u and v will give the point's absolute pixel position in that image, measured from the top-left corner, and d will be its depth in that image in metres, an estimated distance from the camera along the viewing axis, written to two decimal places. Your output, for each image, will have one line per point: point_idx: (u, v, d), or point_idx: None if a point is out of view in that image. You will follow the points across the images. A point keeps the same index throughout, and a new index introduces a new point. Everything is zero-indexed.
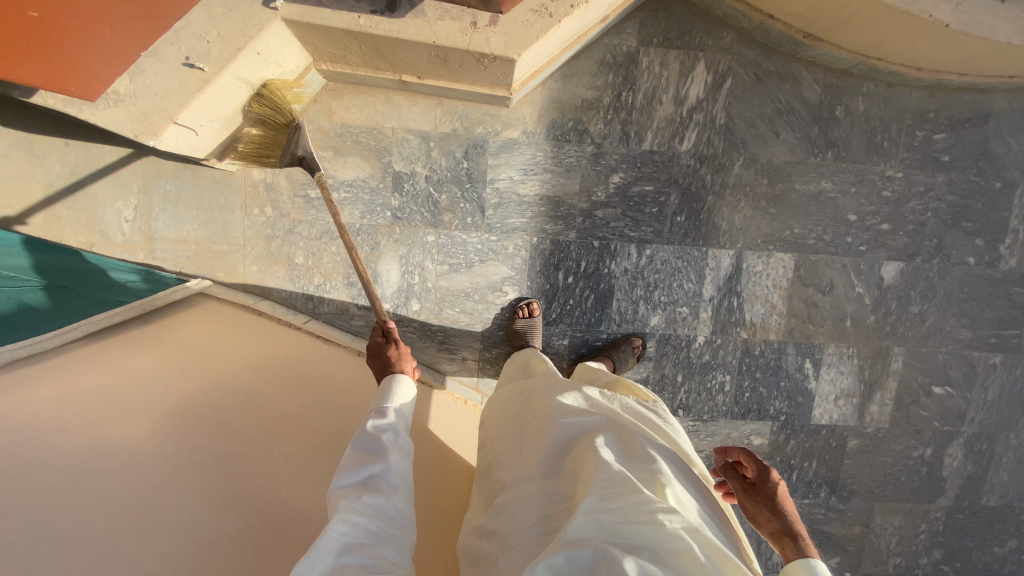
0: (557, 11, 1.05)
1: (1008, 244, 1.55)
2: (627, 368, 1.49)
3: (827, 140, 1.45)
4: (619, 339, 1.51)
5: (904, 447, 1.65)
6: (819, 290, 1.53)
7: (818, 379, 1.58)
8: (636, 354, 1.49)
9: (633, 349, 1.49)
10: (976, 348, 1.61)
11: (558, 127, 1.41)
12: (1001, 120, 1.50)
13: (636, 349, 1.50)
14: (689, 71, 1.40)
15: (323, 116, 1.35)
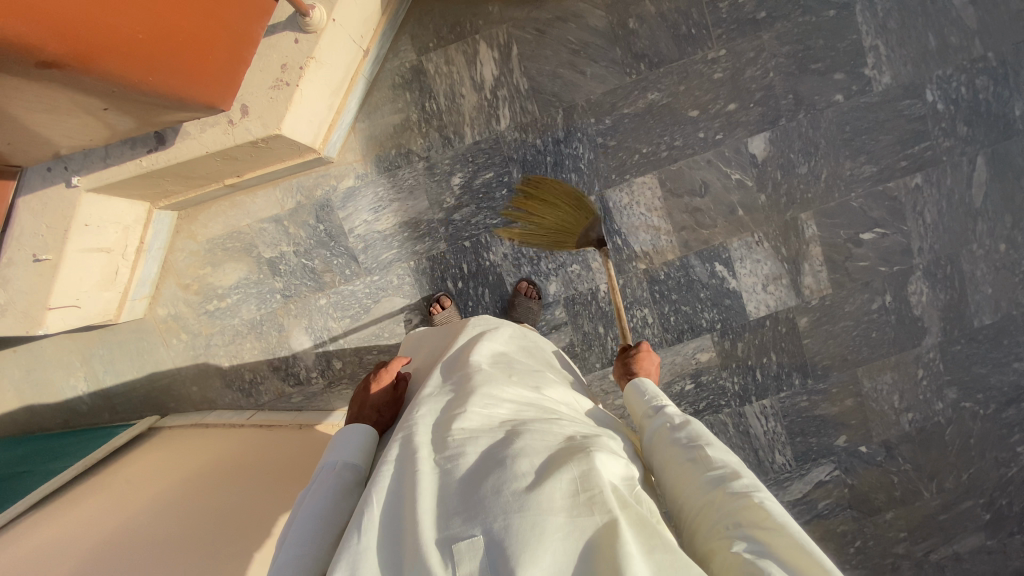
0: (291, 78, 1.12)
1: (873, 64, 1.45)
2: (537, 315, 1.51)
3: (634, 55, 1.44)
4: (512, 295, 1.53)
5: (860, 304, 1.57)
6: (696, 194, 1.51)
7: (737, 276, 1.55)
8: (533, 296, 1.51)
9: (527, 293, 1.52)
10: (889, 178, 1.51)
11: (384, 160, 1.48)
12: None
13: (529, 292, 1.52)
14: (475, 56, 1.43)
15: (190, 241, 1.52)
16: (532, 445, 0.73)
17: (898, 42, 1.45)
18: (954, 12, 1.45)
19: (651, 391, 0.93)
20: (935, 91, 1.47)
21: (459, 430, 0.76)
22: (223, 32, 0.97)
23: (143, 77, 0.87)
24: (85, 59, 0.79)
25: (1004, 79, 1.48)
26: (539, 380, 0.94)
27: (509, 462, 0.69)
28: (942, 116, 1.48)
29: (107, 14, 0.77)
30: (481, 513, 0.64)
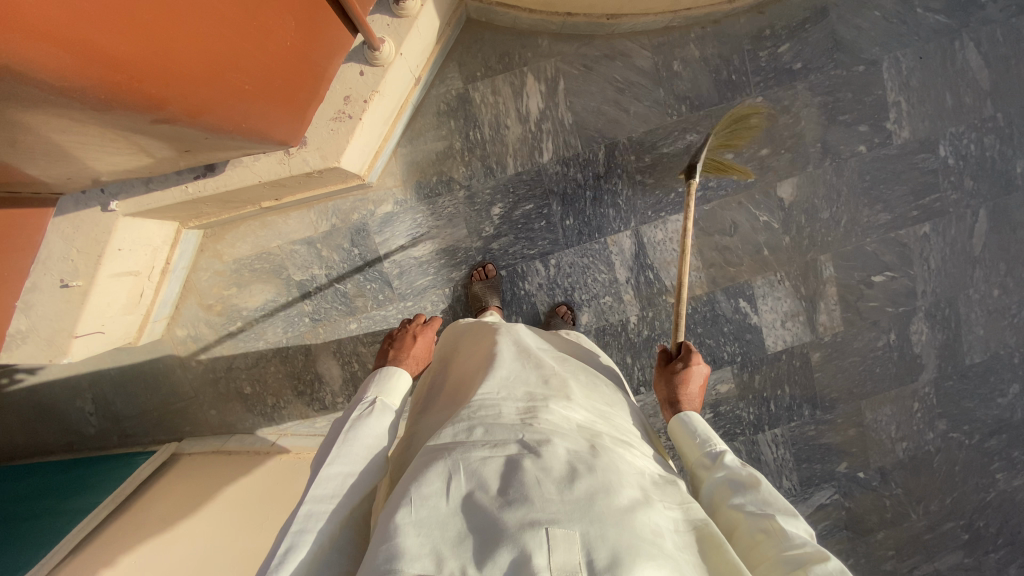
0: (354, 111, 1.09)
1: (894, 119, 1.54)
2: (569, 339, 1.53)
3: (677, 96, 1.47)
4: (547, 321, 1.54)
5: (867, 342, 1.67)
6: (725, 233, 1.56)
7: (758, 312, 1.62)
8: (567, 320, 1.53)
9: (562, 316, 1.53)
10: (901, 226, 1.61)
11: (425, 186, 1.47)
12: (840, 6, 1.48)
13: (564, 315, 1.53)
14: (522, 88, 1.43)
15: (215, 260, 1.46)
16: (615, 463, 0.74)
17: (918, 99, 1.54)
18: (969, 74, 1.55)
19: (702, 429, 0.90)
20: (947, 147, 1.57)
21: (546, 426, 0.76)
22: (311, 70, 0.92)
23: (241, 123, 0.83)
24: (197, 114, 0.74)
25: (1008, 139, 1.59)
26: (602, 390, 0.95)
27: (600, 473, 0.69)
28: (951, 171, 1.59)
29: (222, 70, 0.73)
30: (575, 507, 0.64)
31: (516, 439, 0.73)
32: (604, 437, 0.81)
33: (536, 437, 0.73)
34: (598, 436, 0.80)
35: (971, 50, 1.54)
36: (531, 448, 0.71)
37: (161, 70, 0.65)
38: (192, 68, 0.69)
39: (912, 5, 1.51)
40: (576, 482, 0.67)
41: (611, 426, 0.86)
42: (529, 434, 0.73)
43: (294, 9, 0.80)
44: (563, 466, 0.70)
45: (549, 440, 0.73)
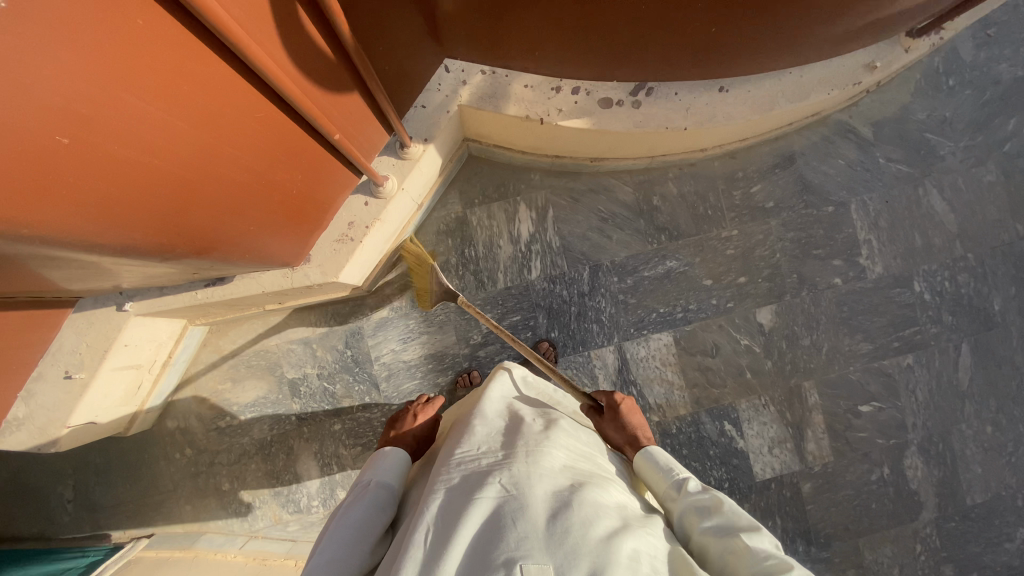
0: (356, 233, 1.21)
1: (867, 255, 1.63)
2: None
3: (656, 227, 1.60)
4: None
5: (860, 474, 1.63)
6: (708, 355, 1.61)
7: (744, 437, 1.61)
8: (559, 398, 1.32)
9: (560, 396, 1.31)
10: (883, 356, 1.63)
11: (420, 295, 1.57)
12: (807, 155, 1.63)
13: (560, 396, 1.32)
14: (514, 213, 1.58)
15: (215, 355, 1.54)
16: (597, 498, 0.78)
17: (888, 238, 1.64)
18: (936, 217, 1.65)
19: (664, 459, 0.99)
20: (922, 283, 1.64)
21: (530, 465, 0.80)
22: (317, 204, 1.03)
23: (244, 251, 0.94)
24: (204, 248, 0.85)
25: (981, 277, 1.66)
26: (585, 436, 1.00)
27: (581, 505, 0.74)
28: (928, 305, 1.64)
29: (228, 219, 0.83)
30: (548, 541, 0.69)
31: (497, 480, 0.77)
32: (589, 476, 0.84)
33: (517, 479, 0.77)
34: (584, 476, 0.83)
35: (936, 195, 1.66)
36: (512, 488, 0.76)
37: (177, 225, 0.76)
38: (204, 222, 0.80)
39: (874, 155, 1.65)
40: (557, 516, 0.71)
41: (595, 465, 0.90)
42: (512, 474, 0.78)
43: (305, 169, 0.92)
44: (544, 502, 0.74)
45: (530, 482, 0.77)
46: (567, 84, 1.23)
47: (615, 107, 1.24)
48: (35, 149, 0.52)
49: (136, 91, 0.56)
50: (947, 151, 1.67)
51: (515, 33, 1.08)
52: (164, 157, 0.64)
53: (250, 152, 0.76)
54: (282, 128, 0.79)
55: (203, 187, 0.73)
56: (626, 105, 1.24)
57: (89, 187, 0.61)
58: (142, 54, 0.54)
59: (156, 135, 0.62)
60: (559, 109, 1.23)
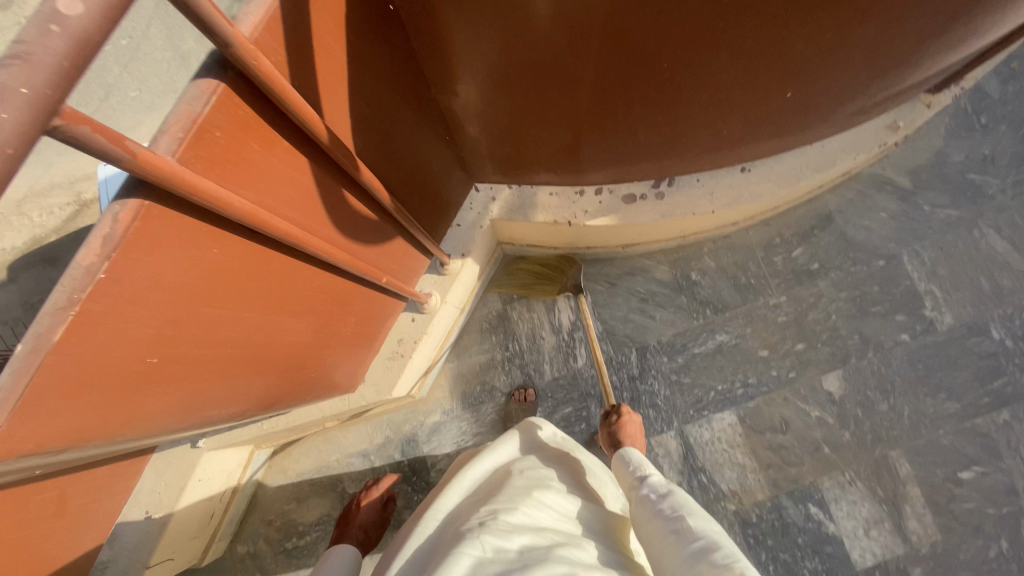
0: (405, 349, 1.26)
1: (931, 306, 1.55)
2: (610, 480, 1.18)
3: (700, 302, 1.59)
4: None
5: (979, 552, 1.44)
6: (777, 430, 1.52)
7: (834, 519, 1.47)
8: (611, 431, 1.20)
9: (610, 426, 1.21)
10: (975, 414, 1.50)
11: (470, 396, 1.58)
12: (844, 211, 1.61)
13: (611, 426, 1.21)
14: (553, 305, 1.61)
15: (280, 475, 1.58)
16: (574, 556, 0.74)
17: (952, 286, 1.55)
18: (1001, 257, 1.56)
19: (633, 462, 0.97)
20: (1000, 329, 1.52)
21: (505, 523, 0.76)
22: (371, 331, 1.09)
23: (307, 396, 1.01)
24: (277, 402, 0.91)
25: None
26: (579, 480, 0.97)
27: (551, 564, 0.70)
28: (1013, 353, 1.51)
29: (294, 376, 0.89)
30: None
31: (473, 537, 0.73)
32: (569, 534, 0.80)
33: (491, 536, 0.72)
34: (564, 533, 0.80)
35: (993, 234, 1.57)
36: (487, 549, 0.71)
37: (256, 390, 0.82)
38: (274, 384, 0.86)
39: (917, 203, 1.60)
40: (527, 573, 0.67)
41: (584, 520, 0.87)
42: (487, 530, 0.74)
43: (359, 313, 0.98)
44: (515, 560, 0.70)
45: (503, 539, 0.73)
46: (589, 187, 1.30)
47: (639, 202, 1.29)
48: (127, 371, 0.60)
49: (207, 300, 0.63)
50: (995, 189, 1.60)
51: (537, 154, 1.20)
52: (234, 342, 0.71)
53: (310, 314, 0.81)
54: (334, 285, 0.84)
55: (270, 354, 0.79)
56: (650, 197, 1.29)
57: (176, 383, 0.67)
58: (216, 271, 0.61)
59: (226, 330, 0.68)
60: (585, 210, 1.30)
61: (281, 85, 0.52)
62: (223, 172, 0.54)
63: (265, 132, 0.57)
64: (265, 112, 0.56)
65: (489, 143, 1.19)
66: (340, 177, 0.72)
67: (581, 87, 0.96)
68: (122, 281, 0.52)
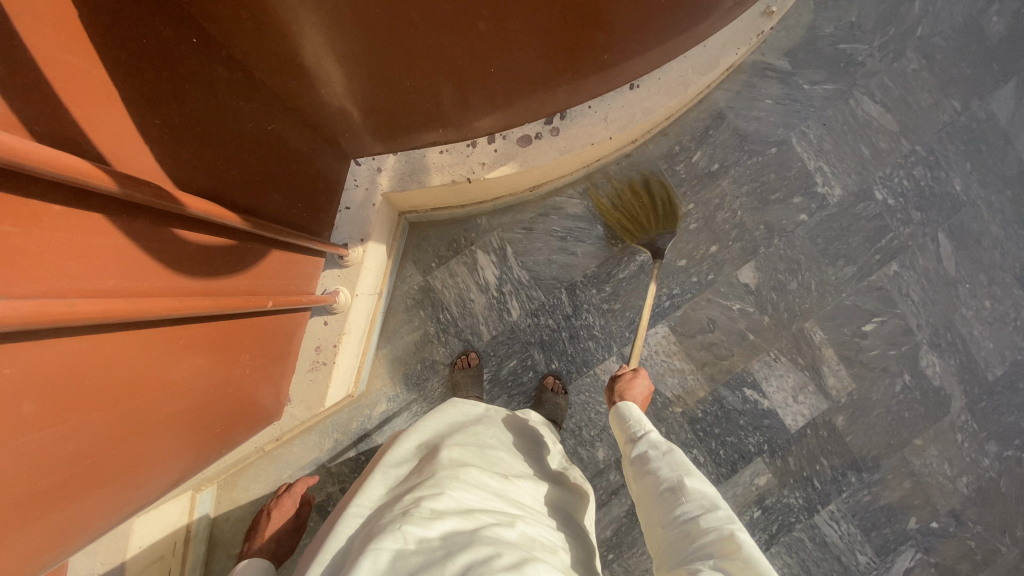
0: (327, 355, 1.17)
1: (822, 181, 1.63)
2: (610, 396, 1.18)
3: (616, 227, 1.58)
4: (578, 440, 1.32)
5: (884, 389, 1.65)
6: (706, 331, 1.60)
7: (767, 395, 1.62)
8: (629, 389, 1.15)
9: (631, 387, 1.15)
10: (870, 273, 1.64)
11: (412, 375, 1.53)
12: (733, 105, 1.61)
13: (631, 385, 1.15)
14: (475, 264, 1.56)
15: (234, 507, 1.48)
16: (502, 535, 0.70)
17: (837, 159, 1.64)
18: (875, 122, 1.65)
19: (635, 417, 1.00)
20: (883, 190, 1.65)
21: (427, 508, 0.71)
22: (272, 354, 0.97)
23: (225, 446, 0.89)
24: (181, 477, 0.79)
25: (936, 163, 1.66)
26: (507, 455, 0.94)
27: (477, 545, 0.66)
28: (895, 209, 1.65)
29: (196, 438, 0.77)
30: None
31: (392, 528, 0.68)
32: (496, 515, 0.76)
33: (411, 525, 0.68)
34: (491, 512, 0.76)
35: (867, 101, 1.65)
36: (407, 540, 0.66)
37: (149, 478, 0.69)
38: (176, 455, 0.73)
39: (797, 83, 1.64)
40: (451, 560, 0.63)
41: (511, 498, 0.83)
42: (408, 519, 0.69)
43: (249, 344, 0.86)
44: (438, 547, 0.66)
45: (426, 526, 0.68)
46: (481, 136, 1.20)
47: (536, 142, 1.21)
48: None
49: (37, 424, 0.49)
50: (864, 56, 1.65)
51: (413, 111, 1.09)
52: (95, 450, 0.57)
53: (181, 373, 0.69)
54: (198, 331, 0.71)
55: (151, 435, 0.66)
56: (546, 135, 1.21)
57: (44, 526, 0.53)
58: (25, 388, 0.47)
59: (77, 443, 0.54)
60: (482, 162, 1.21)
61: (25, 151, 0.39)
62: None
63: (19, 207, 0.45)
64: (7, 181, 0.43)
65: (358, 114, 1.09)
66: (156, 211, 0.60)
67: (421, 15, 0.90)
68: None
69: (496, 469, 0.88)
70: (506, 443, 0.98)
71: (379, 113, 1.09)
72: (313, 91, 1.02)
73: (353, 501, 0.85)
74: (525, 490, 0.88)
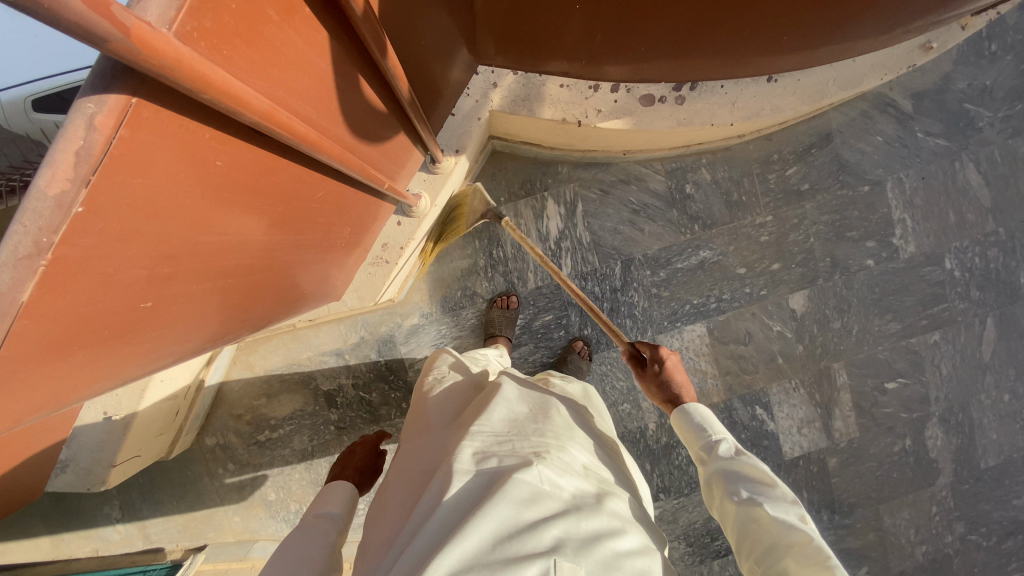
0: (391, 255, 1.17)
1: (900, 235, 1.61)
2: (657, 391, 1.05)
3: (689, 217, 1.56)
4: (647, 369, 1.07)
5: (883, 447, 1.69)
6: (740, 342, 1.61)
7: (775, 419, 1.65)
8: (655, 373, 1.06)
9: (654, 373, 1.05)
10: (911, 335, 1.65)
11: (449, 300, 1.53)
12: (844, 131, 1.57)
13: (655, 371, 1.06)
14: (542, 211, 1.54)
15: (246, 371, 1.50)
16: (622, 512, 0.71)
17: (923, 216, 1.61)
18: (972, 191, 1.62)
19: (699, 418, 0.93)
20: (953, 260, 1.64)
21: (558, 458, 0.72)
22: (343, 237, 0.97)
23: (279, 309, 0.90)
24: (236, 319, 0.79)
25: (1012, 251, 1.65)
26: (597, 423, 0.94)
27: (605, 515, 0.67)
28: (957, 282, 1.65)
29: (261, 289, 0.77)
30: (582, 549, 0.61)
31: (530, 464, 0.68)
32: (606, 483, 0.77)
33: (548, 469, 0.69)
34: (604, 478, 0.77)
35: (972, 168, 1.61)
36: (545, 482, 0.67)
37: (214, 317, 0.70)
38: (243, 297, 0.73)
39: (913, 129, 1.59)
40: (587, 521, 0.65)
41: (614, 468, 0.83)
42: (546, 462, 0.70)
43: (330, 211, 0.85)
44: (570, 501, 0.67)
45: (559, 475, 0.69)
46: (606, 82, 1.17)
47: (658, 105, 1.19)
48: (128, 326, 0.56)
49: (191, 247, 0.58)
50: (986, 122, 1.60)
51: (558, 40, 1.04)
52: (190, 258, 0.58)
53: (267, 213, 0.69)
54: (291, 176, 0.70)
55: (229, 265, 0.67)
56: (669, 101, 1.19)
57: (175, 327, 0.66)
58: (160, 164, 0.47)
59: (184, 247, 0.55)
60: (598, 109, 1.18)
61: None
62: (230, 48, 0.47)
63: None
64: None
65: (500, 24, 1.03)
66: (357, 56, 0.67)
67: None
68: (127, 164, 0.44)
69: (596, 436, 0.88)
70: (594, 410, 0.98)
71: (530, 28, 1.02)
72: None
73: (464, 419, 0.82)
74: (616, 459, 0.89)
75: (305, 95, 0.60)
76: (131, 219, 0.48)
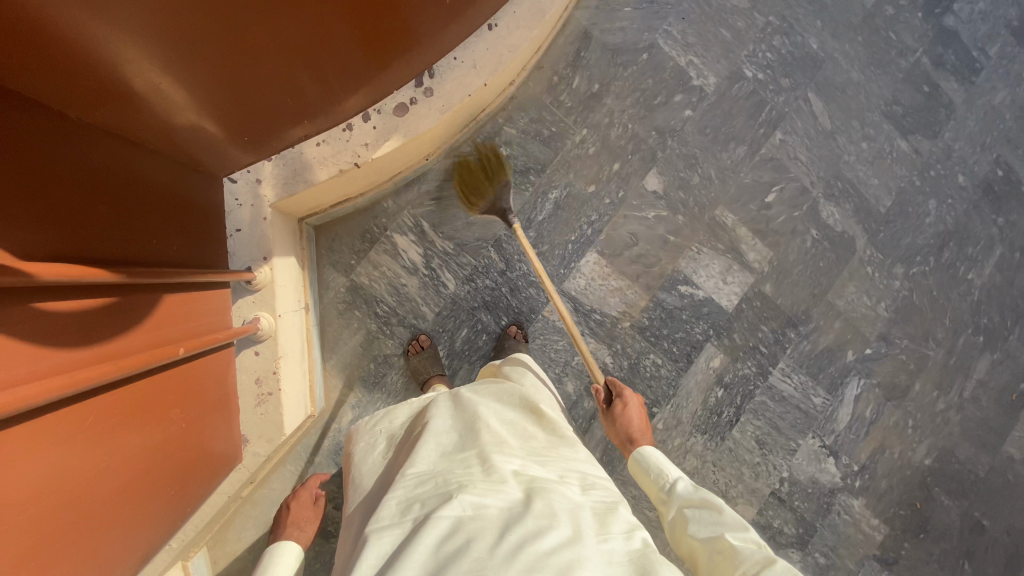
0: (270, 383, 1.14)
1: (696, 75, 1.69)
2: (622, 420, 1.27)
3: (520, 173, 1.59)
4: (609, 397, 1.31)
5: (798, 249, 1.79)
6: (631, 246, 1.66)
7: (701, 286, 1.72)
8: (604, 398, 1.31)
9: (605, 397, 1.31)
10: (759, 148, 1.75)
11: (368, 377, 1.51)
12: (596, 21, 1.62)
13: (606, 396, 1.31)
14: (395, 248, 1.52)
15: (231, 562, 1.44)
16: (550, 509, 0.83)
17: (704, 49, 1.69)
18: (728, 4, 1.71)
19: (656, 467, 1.10)
20: (751, 68, 1.73)
21: (483, 485, 0.85)
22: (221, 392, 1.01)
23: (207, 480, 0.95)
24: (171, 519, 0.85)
25: (790, 30, 1.75)
26: (540, 425, 1.06)
27: (529, 519, 0.79)
28: (766, 82, 1.74)
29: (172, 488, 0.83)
30: (505, 556, 0.73)
31: (451, 500, 0.82)
32: (541, 485, 0.89)
33: (468, 497, 0.82)
34: (537, 483, 0.89)
35: None
36: (464, 510, 0.80)
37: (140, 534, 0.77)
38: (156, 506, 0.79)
39: None
40: (508, 532, 0.76)
41: (553, 466, 0.96)
42: (465, 491, 0.83)
43: (195, 390, 0.90)
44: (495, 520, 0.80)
45: (482, 498, 0.83)
46: (354, 117, 1.16)
47: (413, 108, 1.17)
48: None
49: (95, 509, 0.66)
50: None
51: (286, 106, 1.03)
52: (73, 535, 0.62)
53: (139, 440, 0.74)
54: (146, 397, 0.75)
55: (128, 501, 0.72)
56: (420, 98, 1.17)
57: None
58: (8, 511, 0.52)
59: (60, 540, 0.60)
60: (365, 142, 1.16)
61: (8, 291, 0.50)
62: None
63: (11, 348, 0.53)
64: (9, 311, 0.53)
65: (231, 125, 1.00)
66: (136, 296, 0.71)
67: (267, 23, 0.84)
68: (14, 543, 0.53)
69: (532, 442, 1.00)
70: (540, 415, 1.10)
71: (239, 111, 0.96)
72: (162, 111, 0.86)
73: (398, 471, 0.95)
74: (559, 450, 1.00)
75: (98, 331, 0.66)
76: (35, 526, 0.56)
